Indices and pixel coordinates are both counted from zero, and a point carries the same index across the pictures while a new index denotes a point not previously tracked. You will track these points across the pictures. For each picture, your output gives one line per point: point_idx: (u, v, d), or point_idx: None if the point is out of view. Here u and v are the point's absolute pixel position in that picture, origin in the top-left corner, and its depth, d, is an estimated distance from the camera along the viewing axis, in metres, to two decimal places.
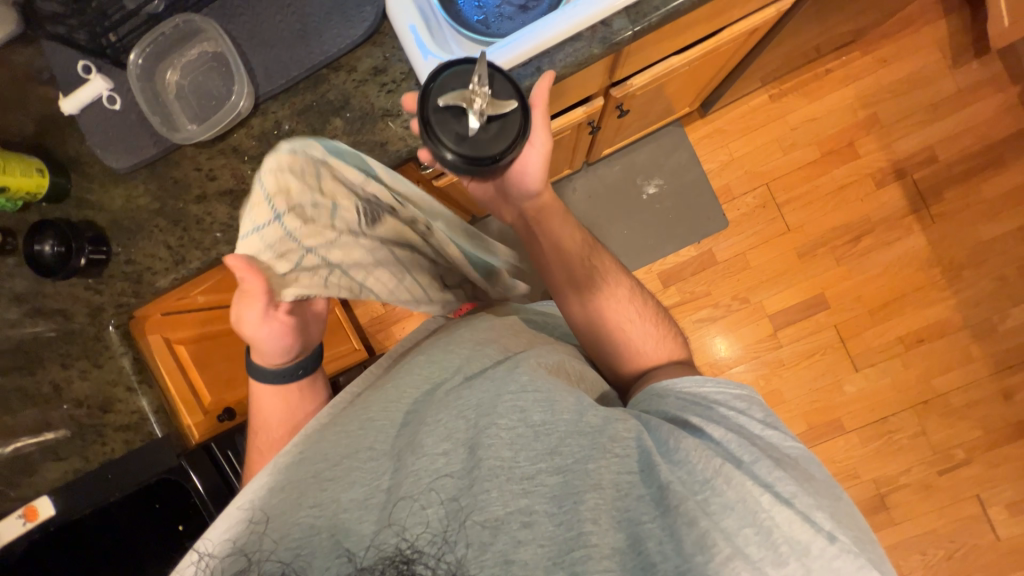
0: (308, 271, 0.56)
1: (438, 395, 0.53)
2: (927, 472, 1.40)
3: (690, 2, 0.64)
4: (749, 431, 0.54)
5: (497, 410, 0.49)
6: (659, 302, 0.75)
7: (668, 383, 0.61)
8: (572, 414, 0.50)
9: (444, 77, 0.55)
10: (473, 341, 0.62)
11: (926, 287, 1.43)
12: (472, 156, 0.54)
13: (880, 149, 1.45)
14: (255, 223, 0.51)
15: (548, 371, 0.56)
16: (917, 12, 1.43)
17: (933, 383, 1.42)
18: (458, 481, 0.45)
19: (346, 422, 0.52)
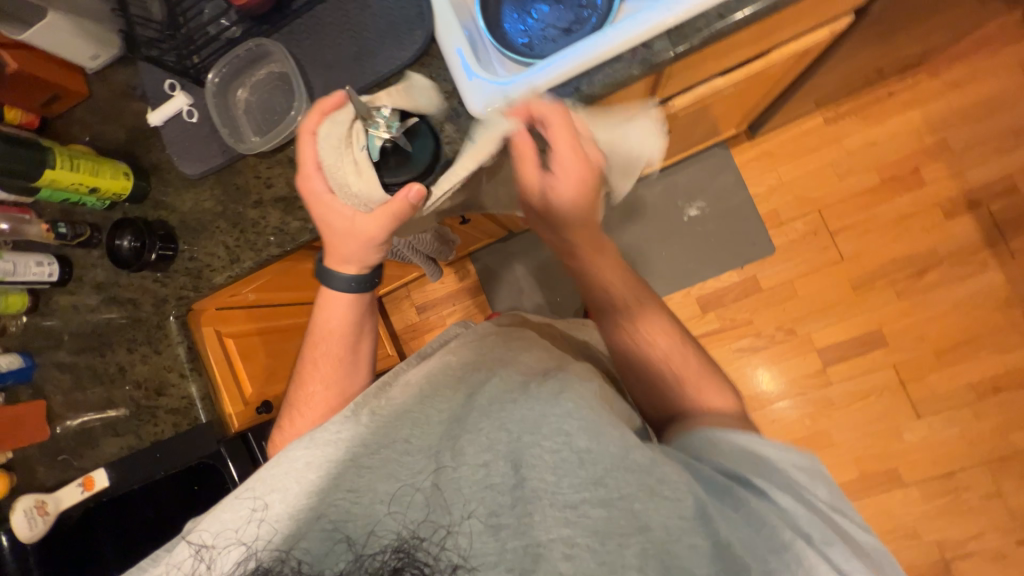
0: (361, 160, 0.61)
1: (480, 401, 0.53)
2: (1002, 539, 1.24)
3: (734, 25, 0.64)
4: (817, 504, 0.51)
5: (541, 430, 0.48)
6: (706, 357, 0.71)
7: (725, 432, 0.57)
8: (620, 449, 0.47)
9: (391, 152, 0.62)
10: (508, 354, 0.61)
11: (1003, 329, 1.29)
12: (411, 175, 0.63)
13: (950, 177, 1.34)
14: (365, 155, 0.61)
15: (594, 398, 0.53)
16: (994, 33, 1.34)
17: (1012, 438, 1.27)
18: (499, 496, 0.45)
19: (384, 414, 0.53)
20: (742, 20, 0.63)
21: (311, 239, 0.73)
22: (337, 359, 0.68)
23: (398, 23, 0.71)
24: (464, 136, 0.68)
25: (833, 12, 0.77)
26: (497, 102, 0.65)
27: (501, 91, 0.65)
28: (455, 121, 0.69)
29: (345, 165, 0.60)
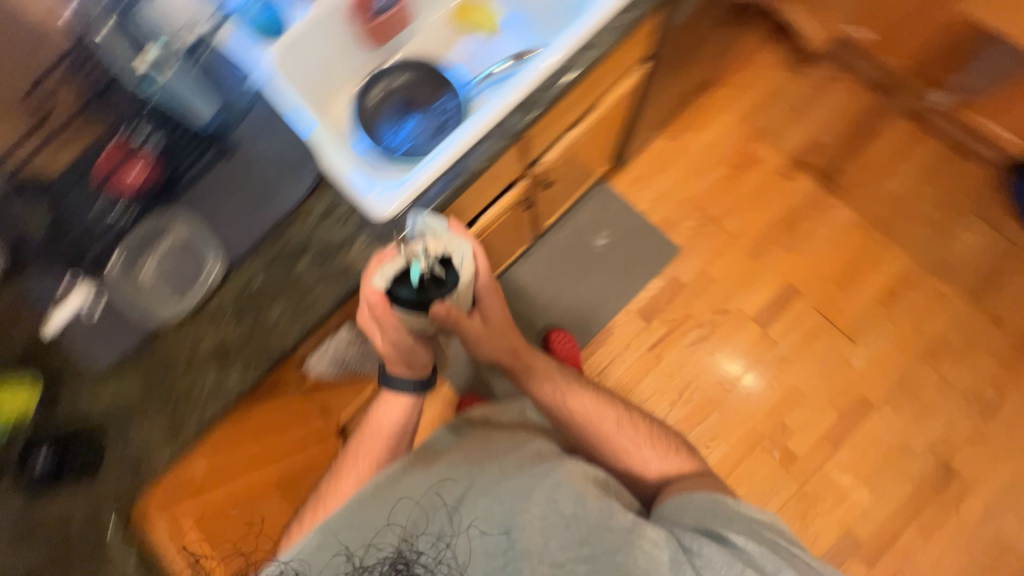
0: (396, 269, 0.71)
1: (485, 481, 0.70)
2: (969, 419, 1.44)
3: (562, 89, 0.79)
4: (766, 536, 0.70)
5: (534, 501, 0.66)
6: (650, 419, 0.87)
7: (686, 494, 0.74)
8: (601, 512, 0.66)
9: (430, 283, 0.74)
10: (513, 442, 0.79)
11: (872, 248, 1.56)
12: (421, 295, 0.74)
13: (776, 150, 1.66)
14: (398, 266, 0.71)
15: (583, 475, 0.71)
16: (753, 44, 1.73)
17: (925, 330, 1.49)
18: (501, 555, 0.63)
19: (410, 487, 0.71)
20: (566, 83, 0.79)
21: (254, 382, 0.72)
22: (378, 451, 0.83)
23: (290, 162, 0.77)
24: (379, 236, 0.75)
25: (633, 59, 0.96)
26: (396, 201, 0.73)
27: (398, 190, 0.73)
28: (366, 227, 0.75)
29: (388, 266, 0.70)
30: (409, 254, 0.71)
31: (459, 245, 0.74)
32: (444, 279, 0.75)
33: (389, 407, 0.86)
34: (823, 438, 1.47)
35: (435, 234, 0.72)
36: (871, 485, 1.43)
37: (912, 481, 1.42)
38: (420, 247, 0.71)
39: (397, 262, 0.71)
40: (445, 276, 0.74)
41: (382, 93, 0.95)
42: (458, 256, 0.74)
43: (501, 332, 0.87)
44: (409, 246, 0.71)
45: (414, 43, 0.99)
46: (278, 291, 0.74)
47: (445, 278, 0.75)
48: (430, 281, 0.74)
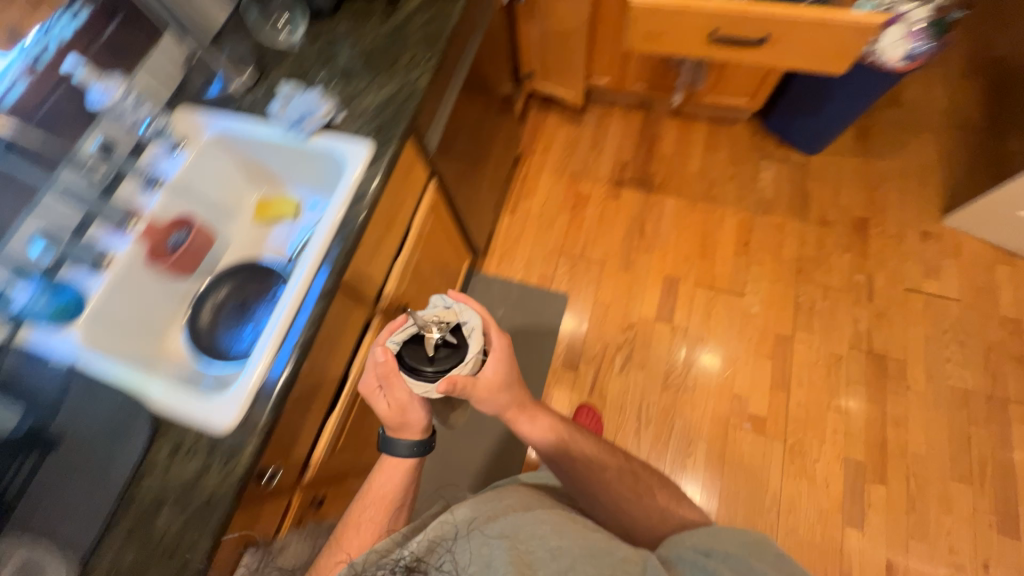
0: (410, 332, 0.81)
1: (484, 519, 0.69)
2: (867, 305, 1.61)
3: (353, 237, 0.87)
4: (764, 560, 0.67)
5: (524, 535, 0.66)
6: (655, 472, 0.94)
7: (682, 535, 0.73)
8: (587, 543, 0.66)
9: (443, 351, 0.81)
10: (507, 493, 0.78)
11: (708, 217, 1.81)
12: (431, 362, 0.80)
13: (596, 181, 1.92)
14: (405, 334, 0.81)
15: (564, 518, 0.72)
16: (535, 115, 2.06)
17: (785, 257, 1.71)
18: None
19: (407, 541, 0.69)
20: (354, 232, 0.87)
21: None
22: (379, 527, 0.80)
23: (118, 424, 0.74)
24: (230, 448, 0.73)
25: (419, 182, 1.10)
26: (235, 408, 0.74)
27: (233, 397, 0.74)
28: (215, 446, 0.73)
29: (407, 328, 0.82)
30: (424, 319, 0.81)
31: (471, 320, 0.82)
32: (455, 350, 0.81)
33: (389, 471, 0.87)
34: (774, 387, 1.53)
35: (455, 308, 0.83)
36: (837, 407, 1.48)
37: (864, 384, 1.51)
38: (439, 313, 0.82)
39: (414, 325, 0.82)
40: (457, 344, 0.81)
41: (213, 310, 0.97)
42: (471, 326, 0.82)
43: (505, 394, 0.86)
44: (422, 316, 0.82)
45: (227, 255, 1.05)
46: (145, 562, 0.68)
47: (456, 345, 0.81)
48: (440, 350, 0.81)
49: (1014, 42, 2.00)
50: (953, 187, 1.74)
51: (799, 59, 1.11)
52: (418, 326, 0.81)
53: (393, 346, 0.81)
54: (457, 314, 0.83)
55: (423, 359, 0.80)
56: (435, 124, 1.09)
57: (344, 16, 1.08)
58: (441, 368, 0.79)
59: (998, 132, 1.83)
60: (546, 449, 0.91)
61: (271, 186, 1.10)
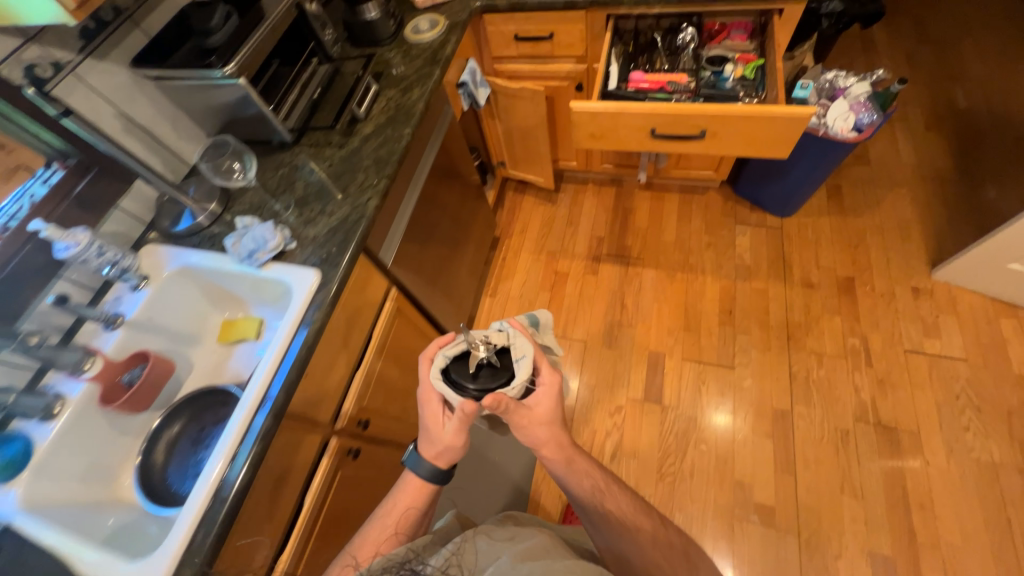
0: (462, 348, 0.83)
1: (518, 556, 0.68)
2: (866, 372, 1.52)
3: (295, 375, 0.86)
4: None
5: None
6: (685, 536, 0.86)
7: None
8: None
9: (489, 374, 0.81)
10: (543, 536, 0.74)
11: (689, 288, 1.78)
12: (476, 382, 0.80)
13: (574, 258, 1.94)
14: (459, 348, 0.83)
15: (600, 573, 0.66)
16: (512, 197, 2.13)
17: (773, 325, 1.65)
18: None
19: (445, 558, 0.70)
20: (296, 368, 0.86)
21: None
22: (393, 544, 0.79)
23: None
24: None
25: (378, 293, 1.12)
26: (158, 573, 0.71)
27: (157, 560, 0.72)
28: None
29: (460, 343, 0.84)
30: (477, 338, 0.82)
31: (523, 347, 0.83)
32: (501, 375, 0.81)
33: (411, 486, 0.85)
34: (779, 470, 1.42)
35: (507, 332, 0.85)
36: (852, 490, 1.36)
37: (878, 461, 1.39)
38: (491, 335, 0.83)
39: (467, 341, 0.83)
40: (505, 368, 0.81)
41: (167, 449, 0.96)
42: (522, 353, 0.82)
43: (548, 427, 0.83)
44: (477, 334, 0.83)
45: (188, 383, 1.05)
46: None
47: (501, 372, 0.81)
48: (487, 373, 0.81)
49: (972, 93, 2.04)
50: (937, 240, 1.71)
51: (746, 149, 1.13)
52: (469, 346, 0.83)
53: (446, 358, 0.83)
54: (507, 340, 0.84)
55: (471, 376, 0.81)
56: (390, 239, 1.14)
57: (303, 147, 1.16)
58: (486, 388, 0.80)
59: (973, 181, 1.82)
60: (578, 493, 0.84)
61: (236, 309, 1.12)
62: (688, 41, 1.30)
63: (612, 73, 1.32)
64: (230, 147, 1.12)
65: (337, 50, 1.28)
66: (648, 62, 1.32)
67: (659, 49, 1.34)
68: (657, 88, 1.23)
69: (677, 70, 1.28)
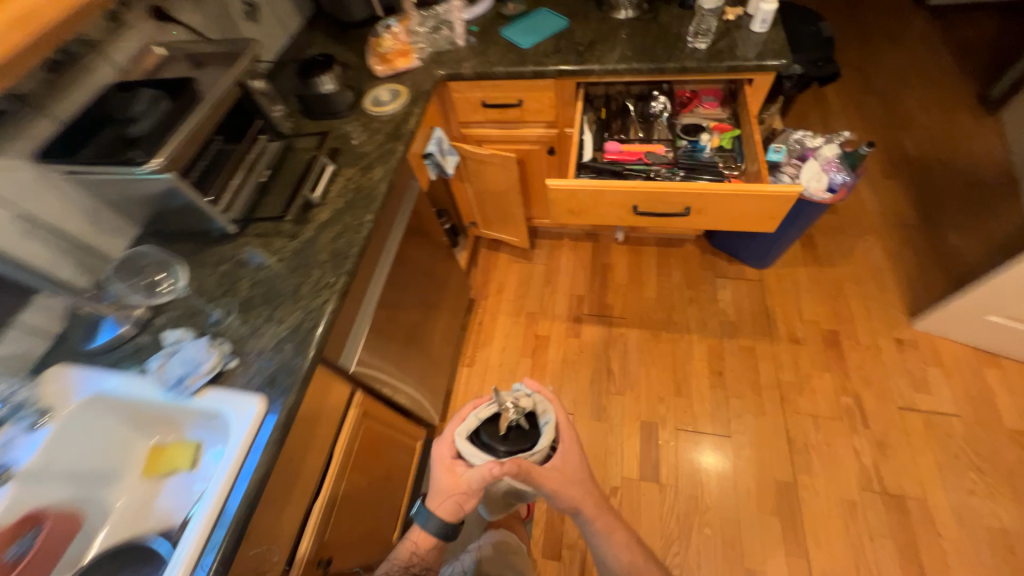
0: (490, 409, 0.83)
1: None
2: (863, 434, 1.47)
3: (228, 546, 0.69)
4: None
5: None
6: None
7: None
8: None
9: (513, 439, 0.81)
10: None
11: (676, 348, 1.72)
12: (499, 445, 0.80)
13: (555, 319, 1.84)
14: (485, 410, 0.83)
15: None
16: (486, 254, 2.03)
17: (764, 386, 1.60)
18: None
19: None
20: (230, 538, 0.69)
21: None
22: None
23: None
24: None
25: (338, 404, 0.97)
26: None
27: None
28: None
29: (487, 407, 0.83)
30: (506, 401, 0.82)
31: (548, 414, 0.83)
32: (525, 441, 0.80)
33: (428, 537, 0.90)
34: (789, 552, 1.32)
35: (534, 397, 0.84)
36: (867, 572, 1.28)
37: (889, 535, 1.32)
38: (518, 398, 0.83)
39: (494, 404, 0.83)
40: (528, 435, 0.81)
41: None
42: (547, 420, 0.82)
43: (581, 488, 0.87)
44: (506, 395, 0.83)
45: (105, 537, 0.86)
46: None
47: (525, 438, 0.81)
48: (509, 438, 0.81)
49: (921, 141, 2.13)
50: (912, 289, 1.72)
51: (732, 224, 1.08)
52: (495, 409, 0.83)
53: (471, 418, 0.83)
54: (534, 405, 0.84)
55: (494, 439, 0.81)
56: (353, 338, 1.00)
57: (251, 237, 1.02)
58: (511, 452, 0.80)
59: (936, 227, 1.87)
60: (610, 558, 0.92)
61: (161, 435, 0.93)
62: (661, 109, 1.27)
63: (586, 142, 1.26)
64: (150, 259, 0.98)
65: (290, 125, 1.17)
66: (622, 129, 1.27)
67: (632, 116, 1.29)
68: (634, 160, 1.19)
69: (652, 139, 1.24)
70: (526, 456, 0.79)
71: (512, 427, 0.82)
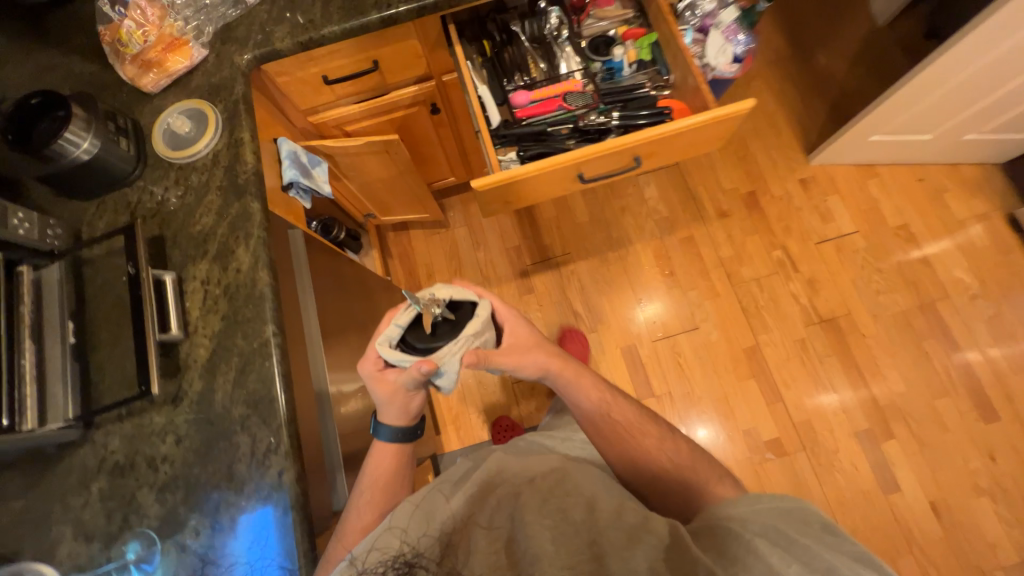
0: (408, 311, 0.70)
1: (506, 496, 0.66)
2: (795, 278, 1.65)
3: None
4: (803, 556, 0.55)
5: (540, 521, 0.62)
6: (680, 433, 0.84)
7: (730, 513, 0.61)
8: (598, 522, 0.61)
9: (440, 336, 0.69)
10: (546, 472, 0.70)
11: (626, 265, 1.70)
12: (425, 343, 0.69)
13: (502, 283, 1.70)
14: (404, 313, 0.70)
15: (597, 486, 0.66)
16: (396, 241, 1.73)
17: (710, 269, 1.68)
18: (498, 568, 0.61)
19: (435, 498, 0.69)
20: None
21: None
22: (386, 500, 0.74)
23: None
24: None
25: None
26: None
27: None
28: None
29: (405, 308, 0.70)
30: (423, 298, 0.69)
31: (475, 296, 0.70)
32: (454, 333, 0.69)
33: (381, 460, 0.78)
34: (769, 402, 1.55)
35: (455, 287, 0.72)
36: (825, 389, 1.56)
37: (832, 352, 1.59)
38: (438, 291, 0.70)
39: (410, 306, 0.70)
40: (458, 327, 0.70)
41: None
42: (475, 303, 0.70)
43: (533, 350, 0.83)
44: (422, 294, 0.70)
45: None
46: None
47: (454, 330, 0.69)
48: (437, 334, 0.69)
49: None
50: (801, 125, 1.80)
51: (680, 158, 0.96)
52: (413, 313, 0.69)
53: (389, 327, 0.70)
54: (460, 296, 0.71)
55: (418, 340, 0.69)
56: (332, 477, 0.77)
57: (113, 427, 0.70)
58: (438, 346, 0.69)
59: (805, 50, 1.89)
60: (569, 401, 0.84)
61: None
62: (557, 26, 1.00)
63: (487, 99, 0.98)
64: None
65: (65, 235, 0.76)
66: (522, 66, 1.00)
67: (525, 43, 1.01)
68: (551, 108, 0.96)
69: (561, 71, 0.99)
70: (458, 347, 0.68)
71: (437, 323, 0.70)
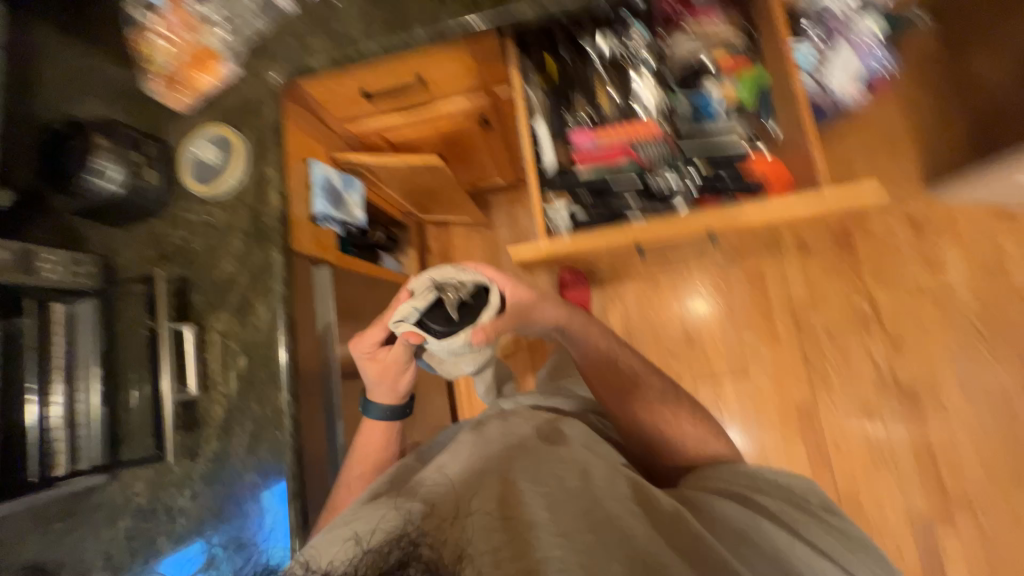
0: (422, 294, 0.66)
1: (503, 461, 0.58)
2: (875, 334, 1.44)
3: None
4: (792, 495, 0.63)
5: (540, 477, 0.55)
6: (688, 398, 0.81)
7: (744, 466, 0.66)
8: (604, 482, 0.57)
9: (456, 322, 0.66)
10: (547, 447, 0.62)
11: (679, 293, 1.54)
12: (438, 328, 0.66)
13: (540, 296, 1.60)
14: (418, 298, 0.66)
15: (586, 445, 0.65)
16: (436, 238, 1.65)
17: (775, 310, 1.49)
18: (504, 540, 0.48)
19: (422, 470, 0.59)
20: None
21: None
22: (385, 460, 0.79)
23: None
24: None
25: None
26: None
27: None
28: None
29: (425, 288, 0.66)
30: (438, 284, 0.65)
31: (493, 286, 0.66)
32: (467, 319, 0.66)
33: (376, 428, 0.81)
34: (813, 467, 1.42)
35: (471, 270, 0.67)
36: (881, 462, 1.40)
37: (900, 424, 1.40)
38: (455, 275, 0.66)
39: (425, 289, 0.66)
40: (470, 312, 0.66)
41: None
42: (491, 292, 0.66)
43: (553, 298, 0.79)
44: (434, 276, 0.66)
45: None
46: None
47: (468, 317, 0.66)
48: (451, 321, 0.66)
49: None
50: None
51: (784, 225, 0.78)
52: (426, 298, 0.66)
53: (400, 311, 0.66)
54: (477, 280, 0.67)
55: (431, 324, 0.66)
56: None
57: (138, 471, 0.72)
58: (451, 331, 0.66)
59: None
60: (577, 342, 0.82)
61: None
62: (640, 45, 0.82)
63: (542, 136, 0.83)
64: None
65: (92, 267, 0.73)
66: (590, 95, 0.84)
67: (599, 66, 0.83)
68: (618, 158, 0.81)
69: (636, 106, 0.82)
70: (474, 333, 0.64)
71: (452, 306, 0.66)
